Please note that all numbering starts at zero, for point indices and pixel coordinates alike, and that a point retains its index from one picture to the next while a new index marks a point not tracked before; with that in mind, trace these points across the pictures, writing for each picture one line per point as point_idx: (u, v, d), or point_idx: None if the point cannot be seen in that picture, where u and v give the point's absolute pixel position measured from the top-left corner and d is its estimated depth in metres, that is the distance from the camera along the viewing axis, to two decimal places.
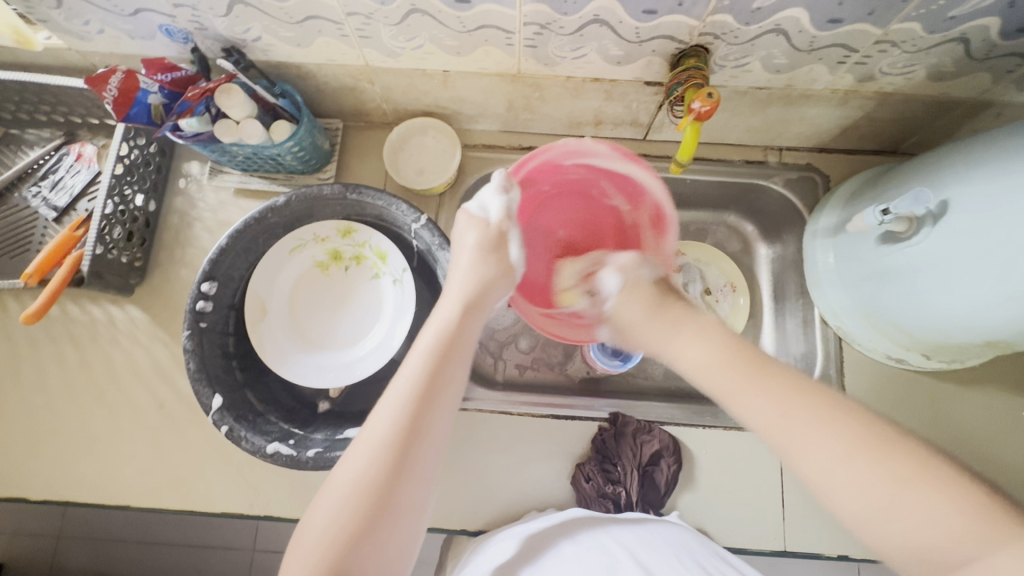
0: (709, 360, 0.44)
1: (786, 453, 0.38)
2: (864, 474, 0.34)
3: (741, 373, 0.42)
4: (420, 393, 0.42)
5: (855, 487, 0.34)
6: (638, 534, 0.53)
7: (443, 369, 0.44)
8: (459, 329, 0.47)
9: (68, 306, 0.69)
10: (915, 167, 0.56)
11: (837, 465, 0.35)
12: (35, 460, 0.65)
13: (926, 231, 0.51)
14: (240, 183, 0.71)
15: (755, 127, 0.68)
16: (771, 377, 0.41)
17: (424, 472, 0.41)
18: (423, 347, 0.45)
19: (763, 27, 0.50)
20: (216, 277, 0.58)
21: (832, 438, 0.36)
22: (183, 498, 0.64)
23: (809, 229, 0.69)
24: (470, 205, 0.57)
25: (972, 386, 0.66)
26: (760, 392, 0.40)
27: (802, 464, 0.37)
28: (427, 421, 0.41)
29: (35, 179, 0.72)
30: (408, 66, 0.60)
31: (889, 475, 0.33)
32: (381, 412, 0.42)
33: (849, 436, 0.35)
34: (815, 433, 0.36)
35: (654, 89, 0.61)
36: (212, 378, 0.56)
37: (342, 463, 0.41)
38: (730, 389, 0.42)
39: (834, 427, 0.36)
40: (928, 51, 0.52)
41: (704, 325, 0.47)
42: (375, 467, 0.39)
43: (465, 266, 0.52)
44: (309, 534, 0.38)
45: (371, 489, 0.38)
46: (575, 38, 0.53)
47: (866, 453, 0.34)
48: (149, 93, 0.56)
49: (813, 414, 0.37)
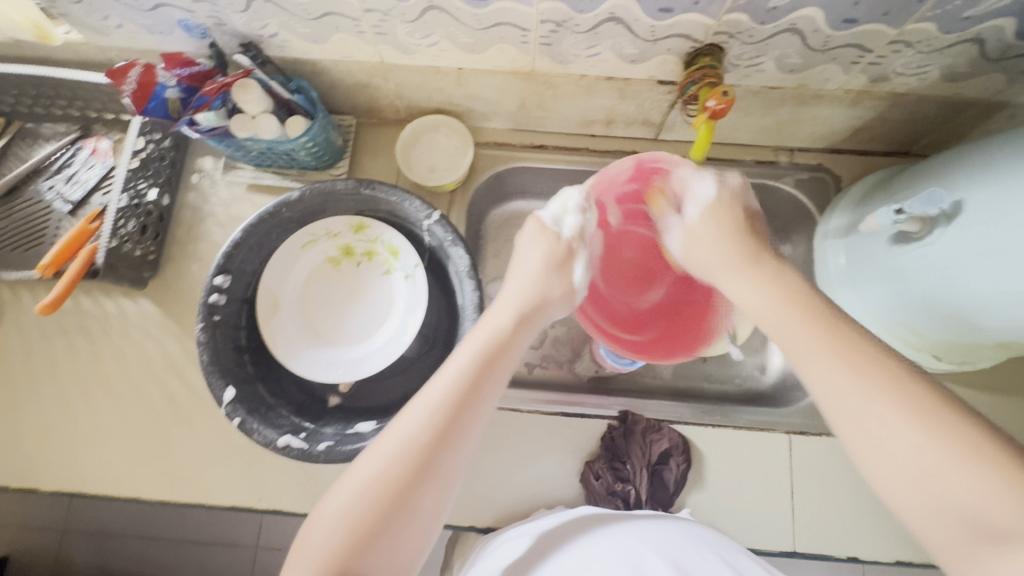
0: (761, 290, 0.45)
1: (835, 404, 0.37)
2: (924, 441, 0.33)
3: (823, 330, 0.39)
4: (456, 404, 0.42)
5: (913, 452, 0.33)
6: (654, 526, 0.53)
7: (484, 381, 0.44)
8: (509, 342, 0.47)
9: (81, 299, 0.69)
10: (929, 168, 0.56)
11: (896, 425, 0.34)
12: (46, 451, 0.65)
13: (938, 231, 0.51)
14: (253, 179, 0.71)
15: (767, 128, 0.68)
16: (848, 343, 0.38)
17: (445, 483, 0.40)
18: (469, 356, 0.45)
19: (778, 27, 0.50)
20: (229, 271, 0.58)
21: (892, 399, 0.35)
22: (192, 491, 0.64)
23: (819, 230, 0.69)
24: (544, 214, 0.58)
25: (981, 387, 0.66)
26: (822, 353, 0.38)
27: (854, 426, 0.36)
28: (460, 432, 0.41)
29: (50, 173, 0.72)
30: (423, 63, 0.61)
31: (952, 447, 0.32)
32: (408, 417, 0.41)
33: (908, 403, 0.34)
34: (872, 397, 0.35)
35: (667, 88, 0.61)
36: (225, 370, 0.56)
37: (364, 456, 0.41)
38: (787, 334, 0.41)
39: (895, 391, 0.35)
40: (942, 51, 0.52)
41: (780, 270, 0.46)
42: (398, 466, 0.39)
43: (530, 276, 0.53)
44: (317, 528, 0.38)
45: (391, 488, 0.38)
46: (590, 36, 0.53)
47: (928, 420, 0.33)
48: (167, 88, 0.56)
49: (884, 382, 0.35)
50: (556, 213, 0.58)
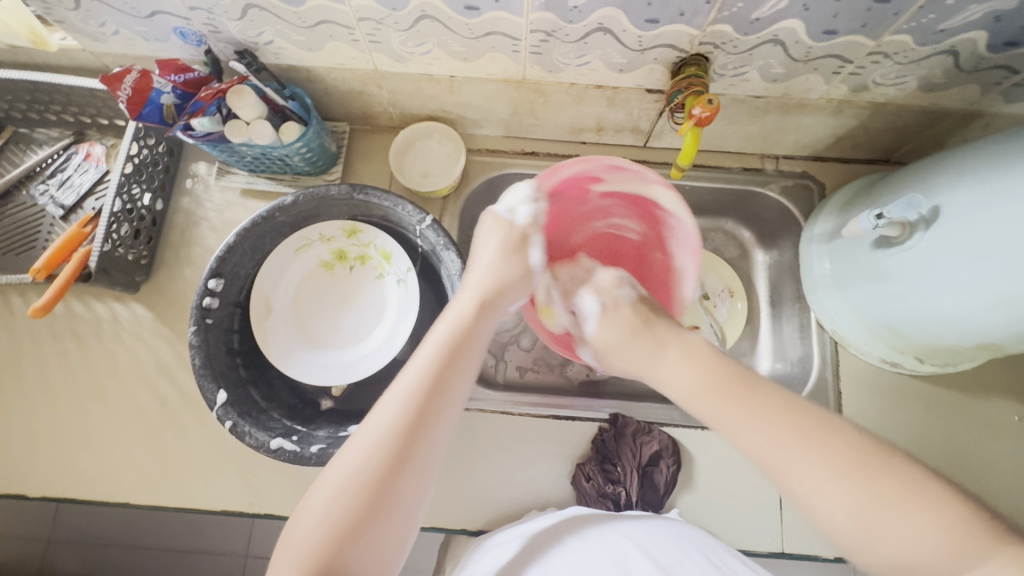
0: (685, 368, 0.46)
1: (773, 467, 0.39)
2: (852, 494, 0.35)
3: (732, 403, 0.42)
4: (427, 388, 0.43)
5: (837, 502, 0.36)
6: (644, 527, 0.53)
7: (452, 367, 0.45)
8: (474, 327, 0.49)
9: (73, 303, 0.69)
10: (908, 175, 0.58)
11: (828, 484, 0.36)
12: (34, 456, 0.65)
13: (918, 235, 0.53)
14: (247, 184, 0.72)
15: (753, 136, 0.70)
16: (759, 398, 0.41)
17: (424, 471, 0.41)
18: (436, 342, 0.46)
19: (761, 38, 0.52)
20: (223, 275, 0.58)
21: (818, 462, 0.37)
22: (183, 495, 0.64)
23: (805, 235, 0.71)
24: (498, 207, 0.60)
25: (963, 389, 0.67)
26: (748, 416, 0.41)
27: (792, 484, 0.38)
28: (433, 417, 0.42)
29: (43, 177, 0.72)
30: (416, 71, 0.62)
31: (876, 492, 0.35)
32: (384, 407, 0.42)
33: (839, 458, 0.37)
34: (806, 458, 0.37)
35: (656, 96, 0.63)
36: (218, 374, 0.56)
37: (342, 452, 0.41)
38: (714, 414, 0.43)
39: (825, 449, 0.37)
40: (919, 63, 0.54)
41: (687, 348, 0.48)
42: (375, 459, 0.40)
43: (490, 264, 0.55)
44: (303, 525, 0.38)
45: (370, 481, 0.39)
46: (579, 46, 0.55)
47: (852, 475, 0.36)
48: (162, 94, 0.57)
49: (803, 439, 0.38)
50: (510, 205, 0.59)
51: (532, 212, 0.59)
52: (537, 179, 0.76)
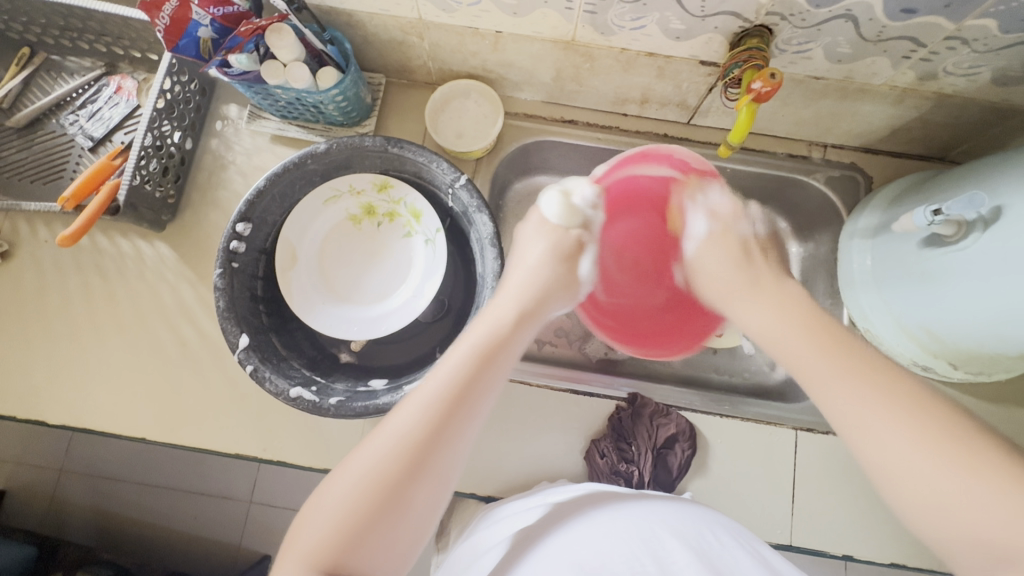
0: (779, 317, 0.45)
1: (853, 429, 0.36)
2: (945, 465, 0.32)
3: (820, 345, 0.41)
4: (454, 396, 0.41)
5: (931, 474, 0.33)
6: (672, 510, 0.51)
7: (481, 377, 0.43)
8: (509, 339, 0.47)
9: (98, 237, 0.69)
10: (969, 172, 0.55)
11: (913, 450, 0.34)
12: (53, 385, 0.65)
13: (974, 235, 0.50)
14: (278, 130, 0.70)
15: (804, 121, 0.67)
16: (852, 359, 0.39)
17: (439, 480, 0.40)
18: (466, 351, 0.44)
19: (833, 12, 0.49)
20: (251, 219, 0.57)
21: (909, 425, 0.34)
22: (198, 435, 0.64)
23: (847, 229, 0.68)
24: (545, 207, 0.57)
25: (993, 400, 0.65)
26: (840, 371, 0.38)
27: (874, 455, 0.35)
28: (455, 430, 0.41)
29: (73, 107, 0.71)
30: (461, 24, 0.59)
31: (978, 468, 0.32)
32: (404, 411, 0.41)
33: (924, 428, 0.34)
34: (897, 419, 0.35)
35: (709, 69, 0.60)
36: (241, 318, 0.56)
37: (360, 448, 0.40)
38: (804, 364, 0.41)
39: (916, 416, 0.35)
40: (998, 52, 0.51)
41: (787, 294, 0.47)
42: (391, 462, 0.38)
43: (534, 265, 0.53)
44: (312, 521, 0.37)
45: (384, 484, 0.38)
46: (637, 7, 0.52)
47: (950, 445, 0.33)
48: (200, 26, 0.55)
49: (898, 401, 0.35)
50: (558, 209, 0.56)
51: (585, 213, 0.57)
52: (573, 149, 0.74)
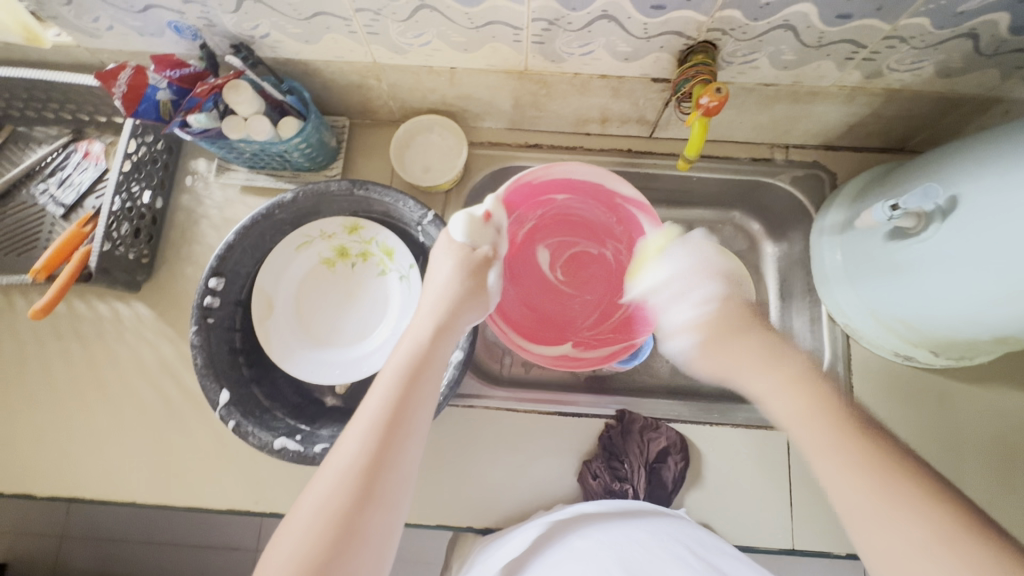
0: (784, 396, 0.42)
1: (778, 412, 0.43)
2: (856, 474, 0.37)
3: (759, 346, 0.46)
4: (387, 423, 0.42)
5: (839, 476, 0.37)
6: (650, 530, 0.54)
7: (411, 397, 0.44)
8: (431, 355, 0.47)
9: (75, 302, 0.69)
10: (924, 163, 0.56)
11: (831, 456, 0.38)
12: (39, 455, 0.65)
13: (933, 227, 0.51)
14: (247, 181, 0.71)
15: (762, 125, 0.68)
16: (774, 358, 0.45)
17: (389, 504, 0.40)
18: (393, 374, 0.45)
19: (772, 23, 0.50)
20: (223, 273, 0.58)
21: (834, 446, 0.38)
22: (187, 494, 0.64)
23: (816, 226, 0.69)
24: (453, 230, 0.55)
25: (979, 384, 0.65)
26: (763, 369, 0.45)
27: (799, 440, 0.41)
28: (393, 453, 0.41)
29: (43, 176, 0.72)
30: (416, 63, 0.60)
31: (877, 484, 0.36)
32: (345, 446, 0.41)
33: (854, 449, 0.38)
34: (821, 426, 0.40)
35: (661, 86, 0.61)
36: (220, 374, 0.56)
37: (308, 491, 0.40)
38: (730, 365, 0.47)
39: (846, 443, 0.38)
40: (936, 47, 0.52)
41: (779, 357, 0.45)
42: (341, 496, 0.39)
43: (444, 283, 0.52)
44: (269, 571, 0.37)
45: (336, 518, 0.38)
46: (582, 34, 0.53)
47: (872, 464, 0.37)
48: (158, 90, 0.56)
49: (814, 399, 0.41)
50: (466, 228, 0.54)
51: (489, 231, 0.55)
52: None
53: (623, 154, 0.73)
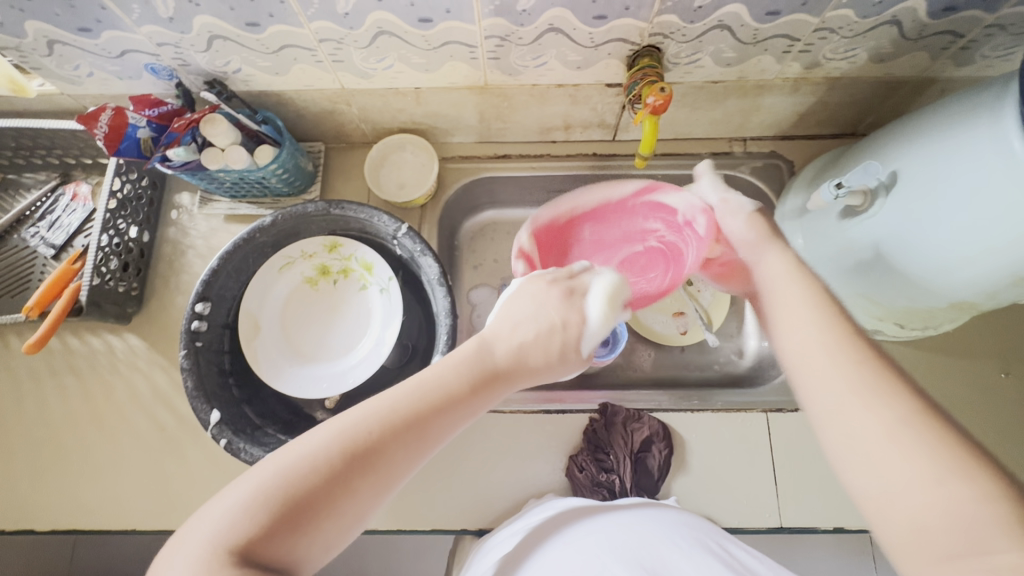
0: (804, 306, 0.43)
1: (805, 377, 0.40)
2: (895, 442, 0.34)
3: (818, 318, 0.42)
4: (417, 416, 0.38)
5: (876, 445, 0.35)
6: (638, 518, 0.54)
7: (456, 403, 0.41)
8: (500, 371, 0.44)
9: (68, 338, 0.71)
10: (868, 145, 0.60)
11: (871, 417, 0.35)
12: (38, 491, 0.66)
13: (880, 202, 0.54)
14: (230, 210, 0.74)
15: (717, 121, 0.71)
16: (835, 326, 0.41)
17: (374, 492, 0.36)
18: (459, 365, 0.42)
19: (708, 24, 0.54)
20: (209, 298, 0.60)
21: (865, 402, 0.36)
22: (185, 518, 0.65)
23: (778, 213, 0.72)
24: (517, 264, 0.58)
25: (946, 352, 0.68)
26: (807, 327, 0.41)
27: (825, 416, 0.38)
28: (406, 446, 0.37)
29: (33, 220, 0.74)
30: (381, 86, 0.64)
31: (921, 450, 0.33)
32: (369, 404, 0.38)
33: (898, 411, 0.35)
34: (855, 386, 0.37)
35: (616, 90, 0.64)
36: (210, 394, 0.58)
37: (312, 431, 0.37)
38: (791, 311, 0.43)
39: (876, 397, 0.36)
40: (865, 35, 0.55)
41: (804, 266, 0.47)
42: (337, 452, 0.35)
43: (534, 302, 0.48)
44: (218, 509, 0.34)
45: (322, 474, 0.35)
46: (534, 48, 0.57)
47: (906, 421, 0.35)
48: (138, 128, 0.59)
49: (847, 361, 0.38)
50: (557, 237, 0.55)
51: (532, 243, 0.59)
52: (512, 181, 0.77)
53: (590, 158, 0.76)
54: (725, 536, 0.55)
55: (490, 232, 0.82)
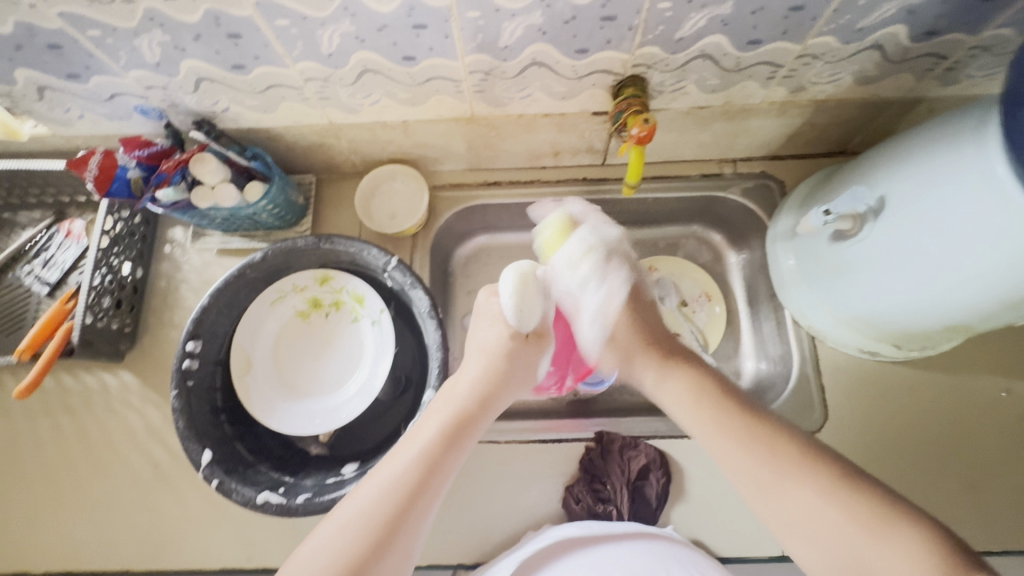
0: (690, 413, 0.49)
1: (752, 489, 0.44)
2: (835, 514, 0.40)
3: (716, 413, 0.48)
4: (413, 484, 0.44)
5: (819, 520, 0.40)
6: (626, 555, 0.54)
7: (441, 462, 0.46)
8: (472, 419, 0.50)
9: (63, 376, 0.71)
10: (856, 167, 0.59)
11: (814, 503, 0.41)
12: (32, 533, 0.66)
13: (869, 226, 0.54)
14: (223, 244, 0.74)
15: (706, 143, 0.71)
16: (744, 421, 0.46)
17: (401, 561, 0.42)
18: (435, 431, 0.48)
19: (690, 54, 0.54)
20: (200, 335, 0.60)
21: (802, 486, 0.42)
22: (179, 557, 0.64)
23: (770, 233, 0.71)
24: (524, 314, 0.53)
25: (945, 371, 0.67)
26: (727, 434, 0.46)
27: (774, 517, 0.42)
28: (416, 511, 0.44)
29: (28, 258, 0.75)
30: (369, 120, 0.64)
31: (858, 520, 0.39)
32: (369, 490, 0.44)
33: (821, 481, 0.41)
34: (786, 479, 0.42)
35: (602, 118, 0.65)
36: (201, 434, 0.57)
37: (326, 525, 0.43)
38: (703, 419, 0.48)
39: (802, 477, 0.42)
40: (848, 60, 0.55)
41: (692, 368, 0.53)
42: (357, 542, 0.41)
43: (490, 356, 0.53)
44: None
45: (349, 563, 0.40)
46: (518, 80, 0.57)
47: (836, 492, 0.40)
48: (128, 169, 0.59)
49: (766, 450, 0.44)
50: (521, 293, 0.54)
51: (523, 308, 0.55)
52: (503, 208, 0.77)
53: (580, 182, 0.76)
54: (715, 569, 0.54)
55: (484, 257, 0.82)
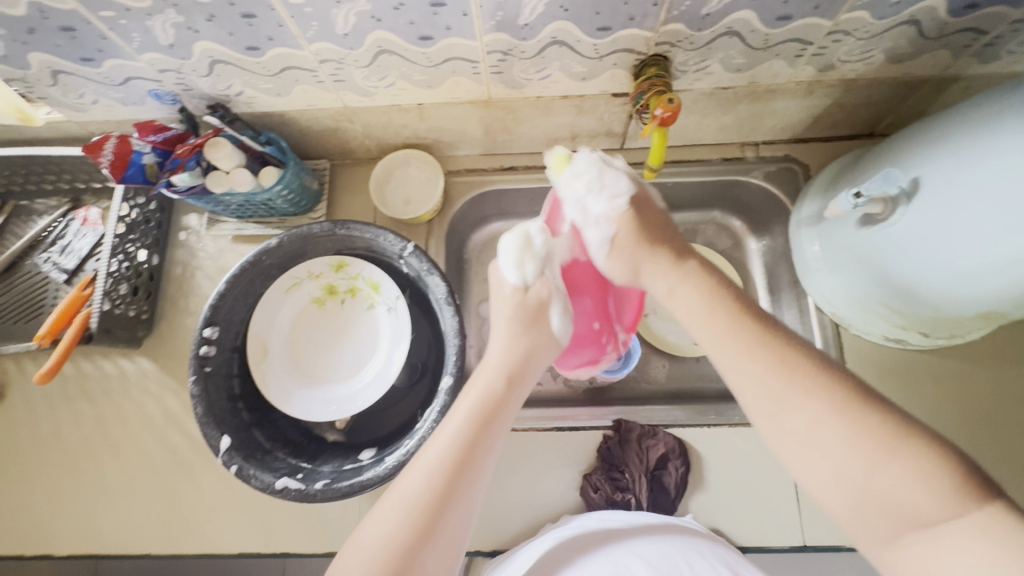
0: (706, 311, 0.46)
1: (761, 401, 0.41)
2: (842, 432, 0.37)
3: (738, 334, 0.43)
4: (453, 466, 0.43)
5: (831, 444, 0.37)
6: (649, 548, 0.53)
7: (479, 441, 0.45)
8: (502, 401, 0.48)
9: (82, 363, 0.71)
10: (887, 149, 0.57)
11: (820, 424, 0.38)
12: (54, 516, 0.67)
13: (901, 209, 0.52)
14: (237, 231, 0.74)
15: (728, 126, 0.69)
16: (755, 331, 0.43)
17: (449, 544, 0.42)
18: (465, 416, 0.46)
19: (716, 31, 0.52)
20: (217, 322, 0.59)
21: (814, 401, 0.39)
22: (199, 542, 0.65)
23: (793, 219, 0.70)
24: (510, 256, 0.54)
25: (974, 360, 0.65)
26: (739, 345, 0.43)
27: (781, 423, 0.40)
28: (459, 490, 0.43)
29: (45, 245, 0.75)
30: (384, 103, 0.63)
31: (869, 443, 0.36)
32: (412, 475, 0.43)
33: (830, 398, 0.38)
34: (795, 392, 0.39)
35: (622, 100, 0.63)
36: (219, 421, 0.57)
37: (371, 518, 0.42)
38: (712, 327, 0.45)
39: (810, 392, 0.39)
40: (881, 36, 0.53)
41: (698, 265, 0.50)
42: (404, 529, 0.40)
43: (512, 336, 0.52)
44: None
45: (398, 550, 0.40)
46: (537, 61, 0.55)
47: (850, 414, 0.37)
48: (143, 155, 0.59)
49: (785, 375, 0.40)
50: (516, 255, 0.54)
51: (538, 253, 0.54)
52: (519, 193, 0.76)
53: None
54: (739, 558, 0.54)
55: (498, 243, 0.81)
